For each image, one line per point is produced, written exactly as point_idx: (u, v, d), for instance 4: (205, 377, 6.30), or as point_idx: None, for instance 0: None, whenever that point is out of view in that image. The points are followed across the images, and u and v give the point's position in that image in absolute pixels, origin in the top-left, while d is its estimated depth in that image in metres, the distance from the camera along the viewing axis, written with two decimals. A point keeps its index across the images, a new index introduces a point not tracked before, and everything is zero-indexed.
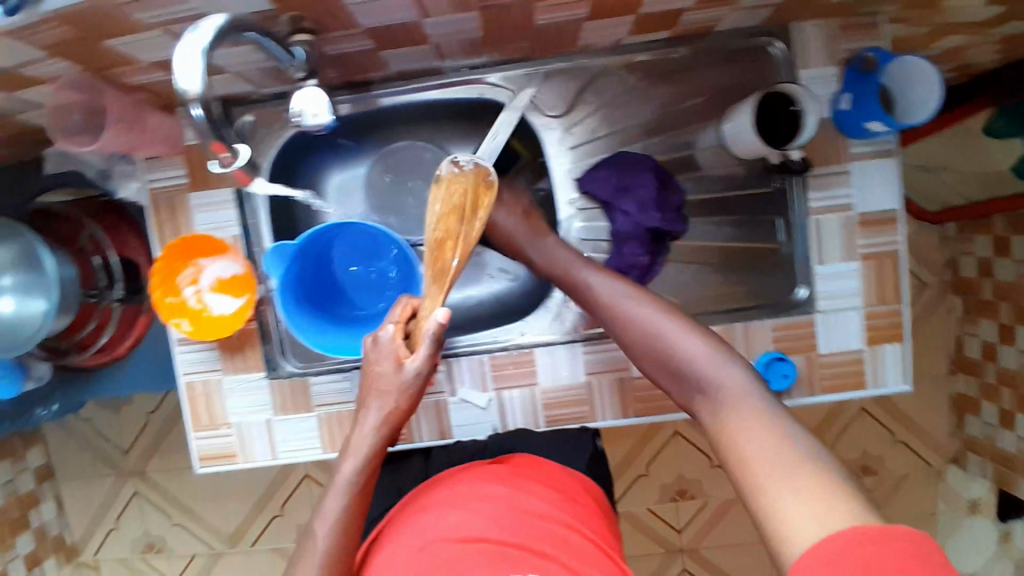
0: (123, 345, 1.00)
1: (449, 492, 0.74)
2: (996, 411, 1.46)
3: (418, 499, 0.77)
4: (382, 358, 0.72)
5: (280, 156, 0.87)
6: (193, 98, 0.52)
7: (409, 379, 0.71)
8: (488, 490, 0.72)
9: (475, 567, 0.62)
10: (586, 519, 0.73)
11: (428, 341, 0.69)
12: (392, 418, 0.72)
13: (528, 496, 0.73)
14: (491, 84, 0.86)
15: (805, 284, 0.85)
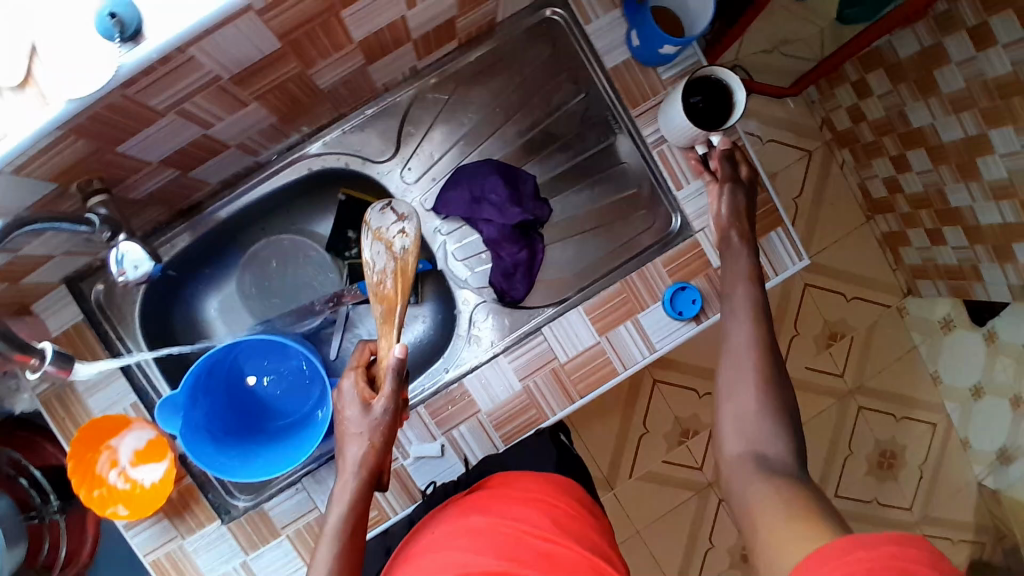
0: (85, 549, 0.99)
1: (434, 537, 0.72)
2: (923, 234, 1.51)
3: (408, 548, 0.74)
4: (346, 403, 0.69)
5: (145, 311, 0.85)
6: None
7: (379, 418, 0.68)
8: (464, 525, 0.71)
9: None
10: (565, 522, 0.72)
11: (388, 379, 0.67)
12: (372, 459, 0.69)
13: (506, 518, 0.71)
14: (314, 154, 0.87)
15: (677, 213, 0.88)
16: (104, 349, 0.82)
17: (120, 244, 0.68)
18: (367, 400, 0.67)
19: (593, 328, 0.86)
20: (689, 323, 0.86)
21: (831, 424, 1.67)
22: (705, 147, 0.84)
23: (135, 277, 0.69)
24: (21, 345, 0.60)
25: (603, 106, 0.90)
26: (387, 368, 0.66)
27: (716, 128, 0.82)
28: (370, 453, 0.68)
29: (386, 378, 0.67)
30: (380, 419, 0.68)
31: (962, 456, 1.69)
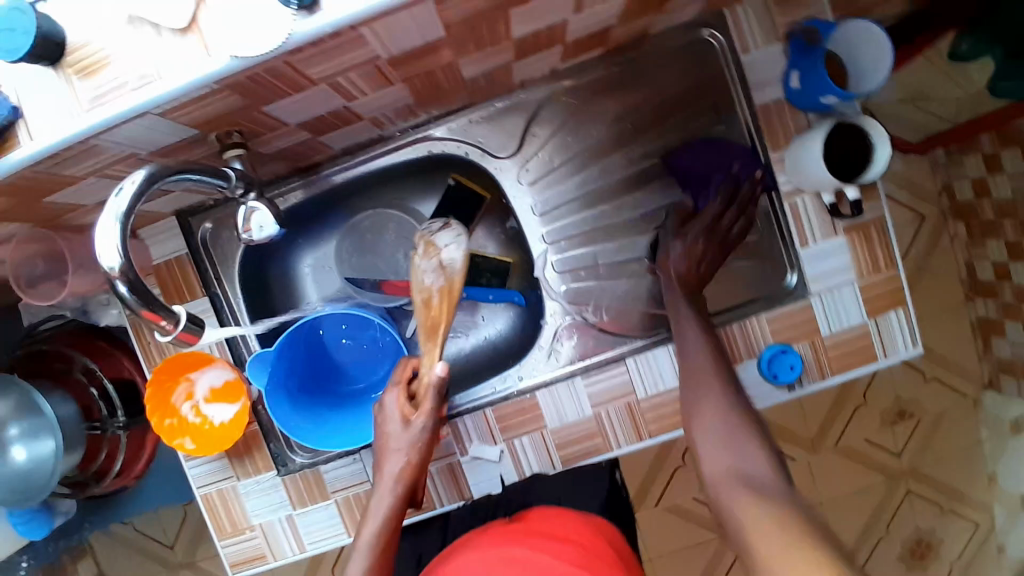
0: (138, 464, 1.01)
1: (469, 558, 0.71)
2: (1021, 330, 1.40)
3: (440, 570, 0.73)
4: (386, 419, 0.70)
5: (245, 255, 0.86)
6: (116, 274, 0.50)
7: (417, 435, 0.68)
8: (503, 552, 0.69)
9: None
10: (605, 566, 0.69)
11: (429, 396, 0.68)
12: (407, 475, 0.69)
13: (546, 552, 0.69)
14: (438, 138, 0.85)
15: (794, 269, 0.83)
16: (200, 286, 0.84)
17: (251, 203, 0.67)
18: (405, 417, 0.68)
19: None
20: (780, 388, 0.83)
21: (874, 499, 1.59)
22: (832, 198, 0.79)
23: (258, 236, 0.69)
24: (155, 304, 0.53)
25: (742, 142, 0.83)
26: (426, 387, 0.67)
27: (853, 179, 0.76)
28: (404, 468, 0.69)
29: (426, 396, 0.68)
30: (418, 436, 0.68)
31: (995, 563, 1.59)
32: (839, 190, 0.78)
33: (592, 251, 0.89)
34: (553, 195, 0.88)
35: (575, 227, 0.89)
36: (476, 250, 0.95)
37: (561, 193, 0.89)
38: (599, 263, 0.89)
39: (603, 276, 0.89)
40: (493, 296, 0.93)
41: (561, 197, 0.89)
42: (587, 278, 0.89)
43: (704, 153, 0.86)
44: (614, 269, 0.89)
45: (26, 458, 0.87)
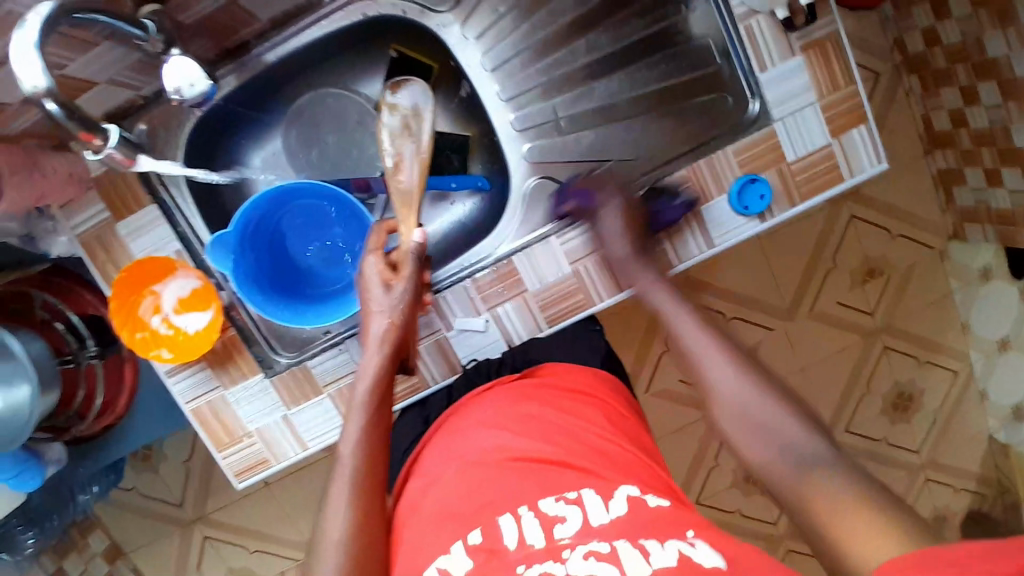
0: (121, 401, 0.97)
1: (483, 412, 0.72)
2: (982, 174, 1.39)
3: (450, 425, 0.74)
4: (367, 283, 0.67)
5: (189, 156, 0.83)
6: (43, 92, 0.51)
7: (400, 298, 0.67)
8: (517, 409, 0.70)
9: (522, 486, 0.60)
10: (617, 419, 0.71)
11: (408, 261, 0.67)
12: (392, 336, 0.67)
13: (560, 411, 0.70)
14: (370, 0, 0.81)
15: (756, 97, 0.82)
16: (147, 193, 0.81)
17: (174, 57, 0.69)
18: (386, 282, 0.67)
19: (652, 217, 0.82)
20: (753, 219, 0.83)
21: (854, 361, 1.60)
22: (786, 12, 0.77)
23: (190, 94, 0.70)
24: (86, 123, 0.57)
25: None
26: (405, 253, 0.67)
27: None
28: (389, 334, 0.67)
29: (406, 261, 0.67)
30: (400, 300, 0.67)
31: (976, 406, 1.63)
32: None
33: (552, 103, 0.90)
34: (503, 49, 0.88)
35: (532, 83, 0.90)
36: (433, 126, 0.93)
37: (511, 46, 0.88)
38: (560, 117, 0.91)
39: (566, 131, 0.91)
40: (457, 184, 0.89)
41: (512, 50, 0.88)
42: (550, 132, 0.90)
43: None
44: (576, 120, 0.90)
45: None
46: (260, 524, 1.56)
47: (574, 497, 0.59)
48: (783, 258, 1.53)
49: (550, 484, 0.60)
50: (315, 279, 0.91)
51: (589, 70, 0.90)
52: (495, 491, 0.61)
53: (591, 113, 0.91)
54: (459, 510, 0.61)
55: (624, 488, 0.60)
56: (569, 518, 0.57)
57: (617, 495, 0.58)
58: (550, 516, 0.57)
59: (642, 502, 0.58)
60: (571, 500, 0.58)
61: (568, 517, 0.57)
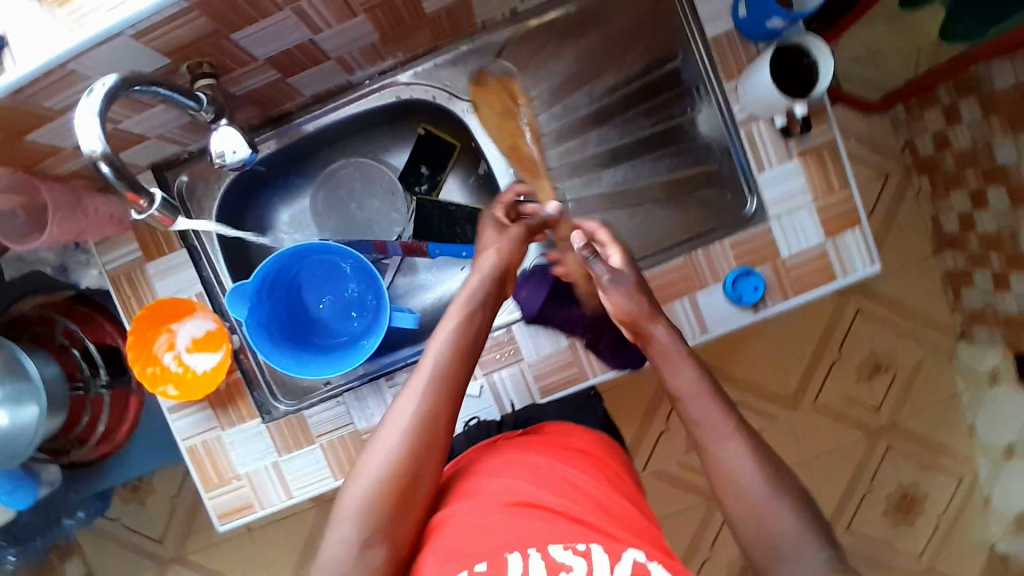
0: (121, 431, 0.99)
1: (492, 460, 0.72)
2: (989, 277, 1.41)
3: (457, 472, 0.73)
4: (487, 229, 0.83)
5: (224, 207, 0.90)
6: (97, 156, 0.58)
7: (506, 240, 0.80)
8: (525, 458, 0.71)
9: (532, 530, 0.60)
10: (616, 479, 0.72)
11: (535, 213, 0.85)
12: (505, 265, 0.78)
13: (577, 470, 0.70)
14: (404, 84, 0.90)
15: (753, 196, 0.87)
16: (178, 238, 0.87)
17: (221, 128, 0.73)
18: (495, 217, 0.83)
19: (649, 297, 0.86)
20: (747, 309, 0.86)
21: (857, 456, 1.58)
22: (785, 120, 0.83)
23: (231, 161, 0.74)
24: (135, 184, 0.62)
25: (695, 75, 0.89)
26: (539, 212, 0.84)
27: (801, 96, 0.80)
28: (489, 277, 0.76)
29: (534, 214, 0.85)
30: (512, 240, 0.80)
31: (981, 515, 1.57)
32: (789, 110, 0.82)
33: (563, 186, 0.95)
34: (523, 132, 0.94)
35: (547, 168, 0.95)
36: (449, 197, 0.99)
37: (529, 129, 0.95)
38: (568, 200, 0.96)
39: (571, 215, 0.95)
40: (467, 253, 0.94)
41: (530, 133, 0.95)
42: None
43: (657, 92, 0.92)
44: (583, 203, 0.95)
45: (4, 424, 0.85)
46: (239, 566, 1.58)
47: (583, 548, 0.59)
48: (788, 344, 1.55)
49: (560, 531, 0.60)
50: (323, 332, 0.95)
51: (603, 156, 0.95)
52: (505, 531, 0.60)
53: (598, 197, 0.95)
54: (470, 544, 0.60)
55: (631, 552, 0.60)
56: (576, 568, 0.57)
57: (624, 558, 0.59)
58: (559, 564, 0.57)
59: (647, 569, 0.58)
60: (580, 551, 0.58)
61: (575, 567, 0.57)
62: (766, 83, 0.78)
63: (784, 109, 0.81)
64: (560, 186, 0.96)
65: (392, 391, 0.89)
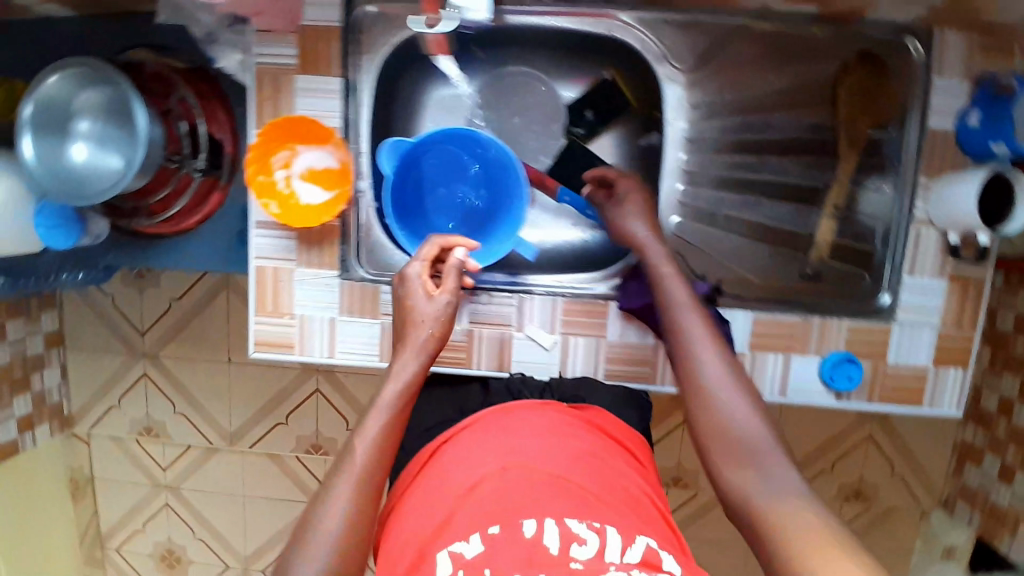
0: (190, 221, 0.95)
1: (526, 422, 0.75)
2: (997, 464, 1.40)
3: (488, 423, 0.77)
4: (415, 290, 0.76)
5: (390, 54, 0.85)
6: None
7: (441, 307, 0.75)
8: (554, 433, 0.73)
9: (545, 500, 0.63)
10: (642, 473, 0.74)
11: (452, 275, 0.77)
12: (431, 344, 0.74)
13: (572, 442, 0.73)
14: (622, 24, 0.82)
15: (890, 291, 0.84)
16: (339, 65, 0.82)
17: None
18: (429, 293, 0.76)
19: (749, 340, 0.84)
20: (830, 392, 0.85)
21: None
22: (959, 240, 0.80)
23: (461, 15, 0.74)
24: None
25: (896, 153, 0.82)
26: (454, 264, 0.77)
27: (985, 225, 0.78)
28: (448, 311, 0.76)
29: (450, 275, 0.77)
30: (441, 310, 0.75)
31: None
32: (968, 233, 0.79)
33: (721, 194, 0.89)
34: (708, 127, 0.87)
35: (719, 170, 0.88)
36: (597, 151, 0.94)
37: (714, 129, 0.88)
38: (721, 211, 0.89)
39: (719, 225, 0.90)
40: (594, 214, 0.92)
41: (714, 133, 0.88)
42: (704, 219, 0.89)
43: (846, 148, 0.86)
44: (733, 222, 0.89)
45: (92, 165, 0.86)
46: (213, 386, 1.66)
47: (597, 526, 0.61)
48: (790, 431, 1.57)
49: (575, 508, 0.63)
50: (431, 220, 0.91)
51: (777, 187, 0.89)
52: (518, 496, 0.63)
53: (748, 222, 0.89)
54: (482, 504, 0.63)
55: (643, 539, 0.62)
56: (588, 542, 0.59)
57: (636, 543, 0.61)
58: (570, 533, 0.59)
59: (657, 558, 0.60)
60: (594, 528, 0.60)
61: (587, 542, 0.59)
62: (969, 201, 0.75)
63: (963, 231, 0.78)
64: (717, 195, 0.89)
65: (469, 308, 0.87)
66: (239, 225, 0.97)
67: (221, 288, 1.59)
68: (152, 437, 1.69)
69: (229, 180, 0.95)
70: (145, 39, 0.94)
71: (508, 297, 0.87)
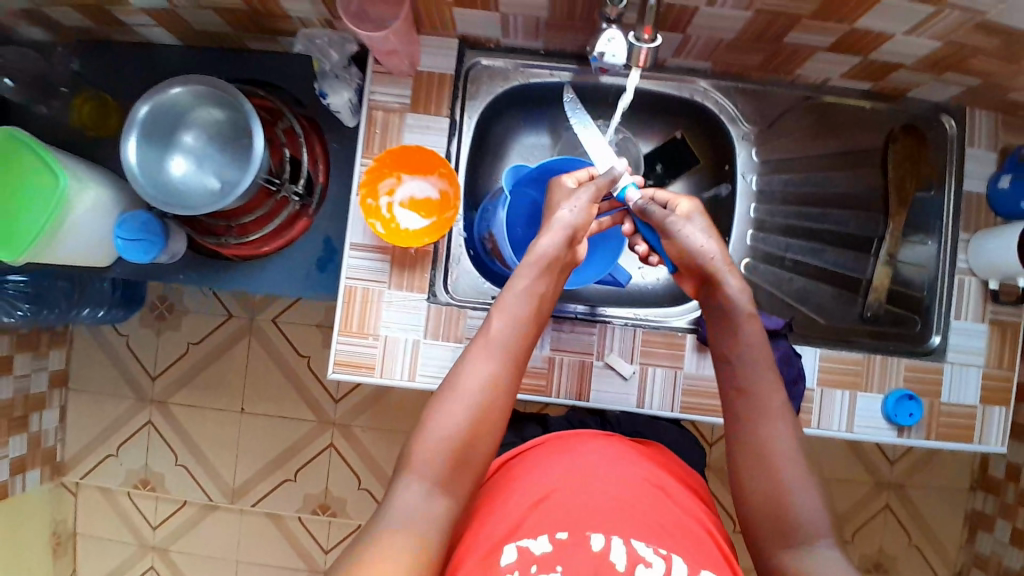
0: (274, 244, 0.98)
1: (599, 447, 0.74)
2: (1010, 529, 1.43)
3: (559, 443, 0.75)
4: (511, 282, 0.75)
5: (491, 102, 0.96)
6: None
7: (529, 300, 0.74)
8: (622, 460, 0.72)
9: (614, 520, 0.62)
10: (707, 512, 0.72)
11: (540, 269, 0.75)
12: (517, 339, 0.72)
13: (633, 469, 0.70)
14: (702, 88, 0.94)
15: (939, 333, 0.92)
16: (448, 105, 0.91)
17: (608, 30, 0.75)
18: (518, 282, 0.74)
19: (817, 375, 0.89)
20: (892, 428, 0.90)
21: None
22: (998, 286, 0.90)
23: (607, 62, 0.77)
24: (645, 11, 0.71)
25: (935, 213, 0.93)
26: (538, 260, 0.75)
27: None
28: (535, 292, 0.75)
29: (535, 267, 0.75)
30: (529, 301, 0.74)
31: None
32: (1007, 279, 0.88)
33: (785, 241, 0.99)
34: (772, 181, 0.98)
35: (783, 223, 0.98)
36: None
37: (776, 183, 0.98)
38: (786, 256, 0.98)
39: (786, 268, 0.99)
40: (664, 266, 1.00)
41: (776, 187, 0.98)
42: (774, 263, 0.98)
43: (896, 207, 0.95)
44: (799, 265, 0.98)
45: (191, 179, 0.89)
46: (219, 437, 1.58)
47: (663, 553, 0.60)
48: None
49: (644, 533, 0.61)
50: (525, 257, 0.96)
51: (839, 238, 0.98)
52: (589, 511, 0.63)
53: (811, 269, 0.98)
54: (553, 509, 0.63)
55: (706, 573, 0.60)
56: (653, 566, 0.59)
57: (700, 574, 0.60)
58: (637, 555, 0.59)
59: None
60: (661, 553, 0.60)
61: (654, 564, 0.59)
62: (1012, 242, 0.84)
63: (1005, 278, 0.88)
64: (782, 243, 0.98)
65: (551, 336, 0.90)
66: (320, 253, 1.00)
67: (244, 332, 1.57)
68: (146, 492, 1.58)
69: (317, 207, 0.99)
70: (255, 77, 1.02)
71: (591, 327, 0.91)
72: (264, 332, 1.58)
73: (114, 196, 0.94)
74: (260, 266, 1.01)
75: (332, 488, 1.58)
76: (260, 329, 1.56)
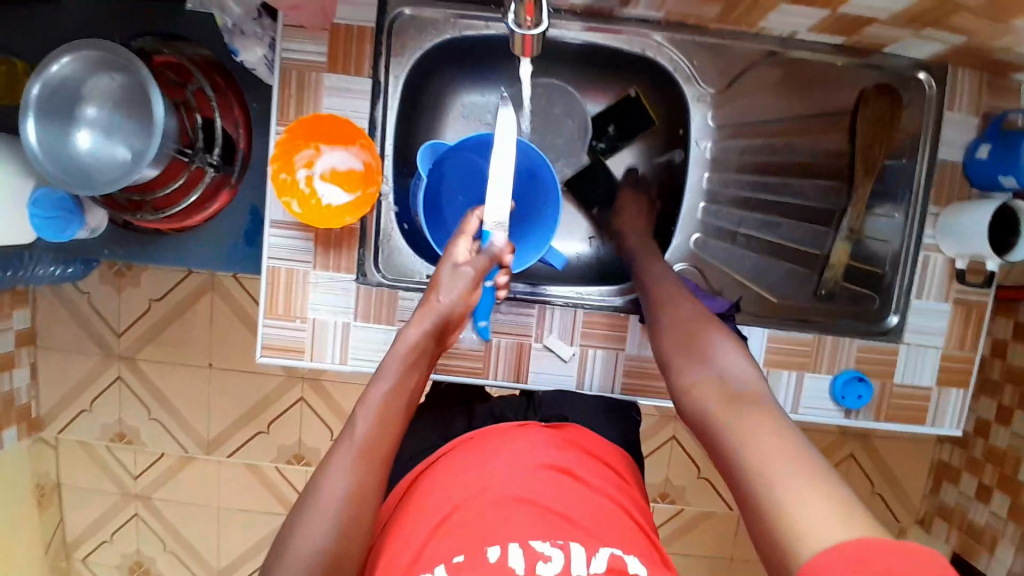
0: (196, 217, 0.92)
1: (504, 437, 0.68)
2: (975, 483, 1.41)
3: (466, 443, 0.69)
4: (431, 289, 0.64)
5: (421, 58, 0.87)
6: None
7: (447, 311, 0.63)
8: (524, 446, 0.67)
9: (508, 521, 0.57)
10: (624, 487, 0.68)
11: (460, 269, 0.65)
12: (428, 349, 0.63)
13: (536, 454, 0.65)
14: (655, 42, 0.85)
15: (897, 313, 0.86)
16: (370, 66, 0.82)
17: None
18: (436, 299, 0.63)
19: (764, 357, 0.85)
20: (840, 409, 0.87)
21: None
22: (965, 265, 0.84)
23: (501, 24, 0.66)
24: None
25: (905, 182, 0.85)
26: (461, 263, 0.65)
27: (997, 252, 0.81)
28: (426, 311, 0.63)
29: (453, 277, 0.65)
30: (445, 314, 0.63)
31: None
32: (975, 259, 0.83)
33: (739, 215, 0.93)
34: (726, 148, 0.91)
35: (738, 194, 0.92)
36: (618, 164, 0.99)
37: (730, 149, 0.91)
38: (739, 230, 0.93)
39: (737, 243, 0.94)
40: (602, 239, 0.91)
41: (728, 153, 0.92)
42: (723, 238, 0.93)
43: (863, 174, 0.87)
44: (751, 241, 0.93)
45: (99, 154, 0.82)
46: (190, 391, 1.59)
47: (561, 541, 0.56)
48: None
49: (540, 530, 0.57)
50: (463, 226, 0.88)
51: (799, 210, 0.92)
52: (483, 515, 0.58)
53: (764, 244, 0.93)
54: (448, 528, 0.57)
55: (608, 547, 0.57)
56: (552, 559, 0.55)
57: (600, 553, 0.56)
58: (535, 552, 0.55)
59: (622, 563, 0.56)
60: (558, 543, 0.56)
61: (553, 558, 0.55)
62: (982, 225, 0.78)
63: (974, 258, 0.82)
64: (734, 215, 0.93)
65: None
66: (247, 225, 0.95)
67: (205, 289, 1.54)
68: (124, 444, 1.62)
69: (241, 176, 0.93)
70: (165, 30, 0.93)
71: (529, 308, 0.86)
72: (224, 288, 1.55)
73: (22, 172, 0.88)
74: (186, 239, 0.96)
75: (303, 439, 1.60)
76: (220, 286, 1.53)
